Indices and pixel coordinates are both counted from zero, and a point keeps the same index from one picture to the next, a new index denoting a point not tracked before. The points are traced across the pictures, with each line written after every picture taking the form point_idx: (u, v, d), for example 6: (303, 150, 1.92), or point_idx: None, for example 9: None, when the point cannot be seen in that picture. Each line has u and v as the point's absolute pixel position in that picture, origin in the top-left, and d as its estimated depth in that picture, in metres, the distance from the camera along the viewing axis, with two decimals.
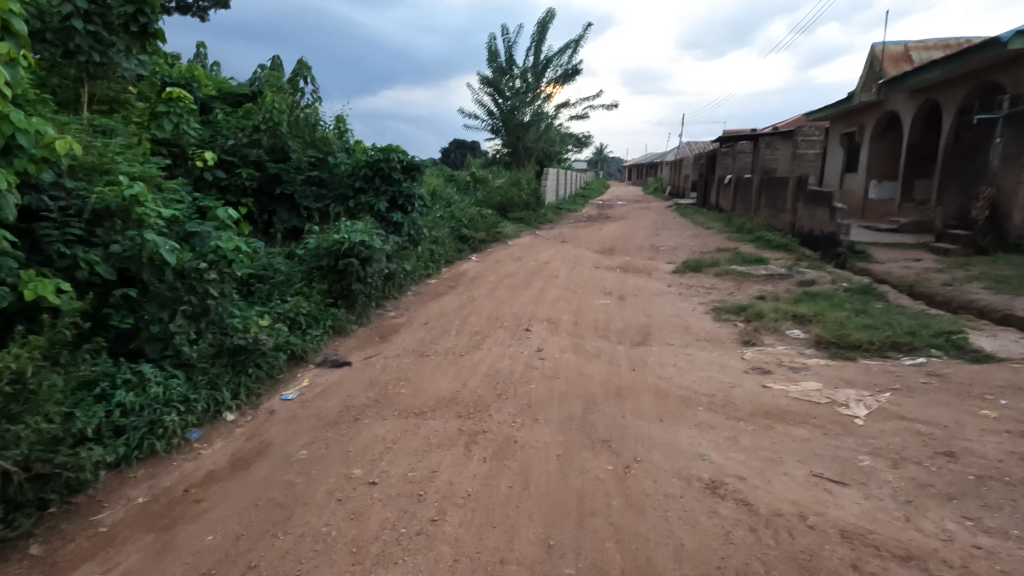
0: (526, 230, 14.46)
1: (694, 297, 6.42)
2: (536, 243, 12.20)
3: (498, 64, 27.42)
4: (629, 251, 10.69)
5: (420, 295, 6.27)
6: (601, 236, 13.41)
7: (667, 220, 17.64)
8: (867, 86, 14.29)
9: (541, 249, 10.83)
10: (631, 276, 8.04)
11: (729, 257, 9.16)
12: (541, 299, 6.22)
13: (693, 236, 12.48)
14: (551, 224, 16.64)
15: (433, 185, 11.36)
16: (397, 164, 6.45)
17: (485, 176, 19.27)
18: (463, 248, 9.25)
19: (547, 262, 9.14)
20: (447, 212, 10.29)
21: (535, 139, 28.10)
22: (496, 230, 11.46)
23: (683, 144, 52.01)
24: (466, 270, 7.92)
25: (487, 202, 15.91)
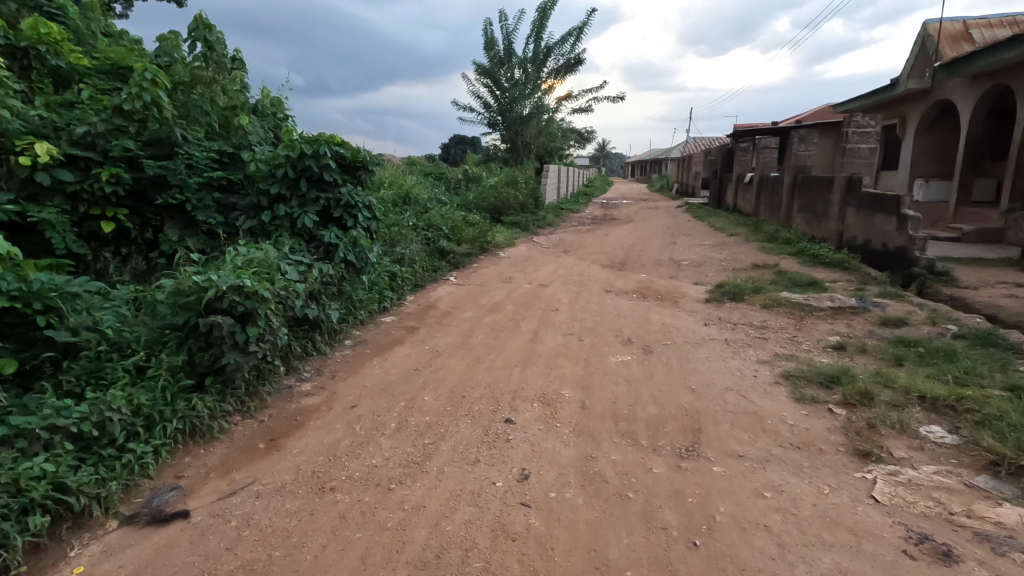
0: (523, 237, 12.64)
1: (746, 348, 4.60)
2: (533, 255, 10.40)
3: (496, 54, 25.59)
4: (644, 267, 8.86)
5: (363, 348, 4.46)
6: (608, 245, 11.58)
7: (681, 223, 15.78)
8: (917, 70, 12.39)
9: (538, 264, 9.00)
10: (652, 307, 6.22)
11: (772, 278, 7.34)
12: (534, 352, 4.42)
13: (717, 246, 10.64)
14: (552, 228, 14.81)
15: (410, 187, 9.54)
16: (331, 161, 4.58)
17: (479, 175, 17.46)
18: (438, 266, 7.41)
19: (545, 283, 7.31)
20: (423, 220, 8.44)
21: (535, 134, 26.24)
22: (484, 240, 9.61)
23: (690, 140, 50.10)
24: (438, 300, 6.10)
25: (479, 205, 14.09)
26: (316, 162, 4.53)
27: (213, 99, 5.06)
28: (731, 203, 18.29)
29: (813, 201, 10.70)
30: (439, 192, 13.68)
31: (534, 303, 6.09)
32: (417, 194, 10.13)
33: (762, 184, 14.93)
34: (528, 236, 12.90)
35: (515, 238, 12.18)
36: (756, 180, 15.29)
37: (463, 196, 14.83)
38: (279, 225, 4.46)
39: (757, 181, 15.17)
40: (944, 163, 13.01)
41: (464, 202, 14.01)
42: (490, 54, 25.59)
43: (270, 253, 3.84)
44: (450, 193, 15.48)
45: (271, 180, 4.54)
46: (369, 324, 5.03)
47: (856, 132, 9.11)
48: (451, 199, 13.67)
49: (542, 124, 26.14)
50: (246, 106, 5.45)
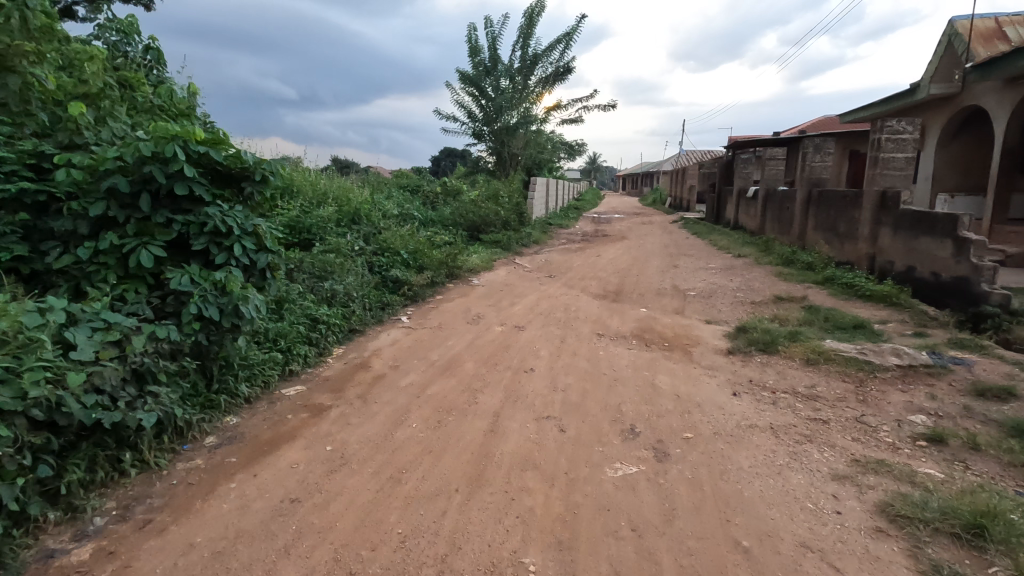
0: (504, 258, 11.20)
1: (803, 443, 3.13)
2: (514, 280, 8.94)
3: (481, 62, 24.39)
4: (644, 299, 7.44)
5: (228, 453, 2.92)
6: (600, 268, 10.15)
7: (679, 242, 14.40)
8: (942, 74, 11.15)
9: (517, 295, 7.52)
10: (659, 362, 4.74)
11: (804, 318, 5.90)
12: (488, 457, 2.92)
13: (726, 270, 9.25)
14: (538, 247, 13.39)
15: (365, 202, 8.08)
16: (186, 167, 3.08)
17: (460, 189, 16.04)
18: (387, 303, 5.91)
19: (521, 323, 5.83)
20: (376, 243, 6.96)
21: (523, 145, 24.93)
22: (454, 265, 8.12)
23: (681, 153, 49.27)
24: (374, 355, 4.57)
25: (456, 222, 12.65)
26: (165, 170, 3.06)
27: (39, 78, 3.56)
28: (732, 219, 16.98)
29: (835, 219, 9.33)
30: (410, 208, 12.23)
31: (501, 357, 4.59)
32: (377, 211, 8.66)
33: (768, 198, 13.62)
34: (510, 257, 11.45)
35: (494, 259, 10.73)
36: (761, 195, 13.98)
37: (439, 212, 13.39)
38: (103, 266, 2.94)
39: (764, 196, 13.83)
40: (969, 177, 11.75)
41: (439, 219, 12.56)
42: (475, 62, 24.36)
43: (40, 320, 2.33)
44: (427, 208, 14.03)
45: (91, 196, 3.02)
46: (258, 403, 3.50)
47: (890, 139, 7.73)
48: (424, 215, 12.22)
49: (530, 135, 24.86)
50: (103, 92, 3.95)
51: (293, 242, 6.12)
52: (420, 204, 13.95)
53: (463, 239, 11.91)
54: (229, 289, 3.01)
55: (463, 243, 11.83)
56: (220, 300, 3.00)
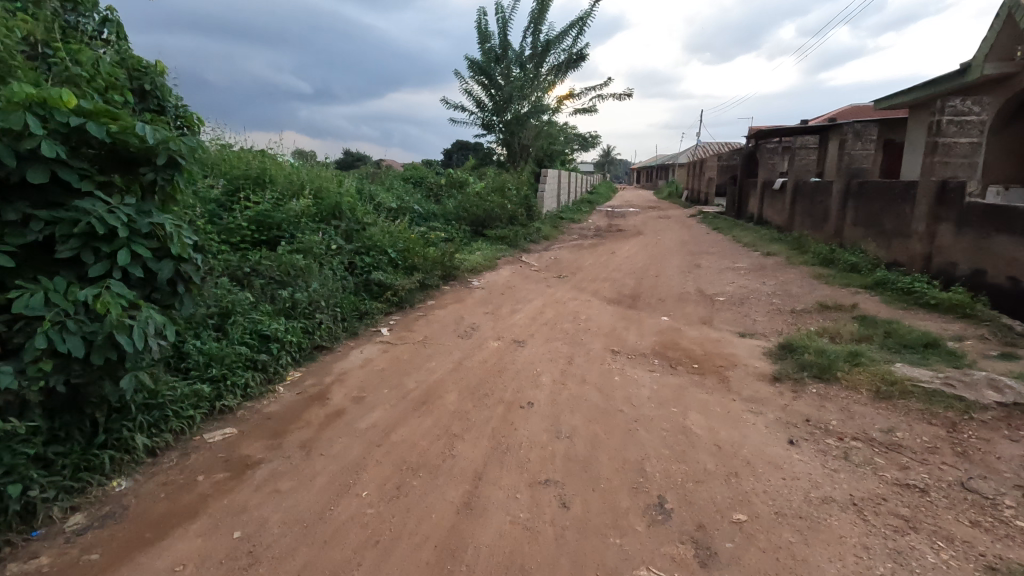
0: (509, 256, 10.33)
1: (903, 532, 2.23)
2: (518, 281, 8.07)
3: (491, 49, 23.44)
4: (665, 306, 6.52)
5: (93, 545, 2.07)
6: (615, 267, 9.23)
7: (700, 238, 13.42)
8: (998, 52, 10.06)
9: (520, 299, 6.65)
10: (689, 392, 3.84)
11: (859, 332, 4.97)
12: (457, 558, 2.05)
13: (756, 272, 8.27)
14: (547, 244, 12.50)
15: (352, 195, 7.25)
16: (47, 144, 2.20)
17: (466, 181, 15.18)
18: (364, 311, 5.08)
19: (522, 337, 4.95)
20: (359, 241, 6.13)
21: (534, 136, 23.96)
22: (449, 265, 7.26)
23: (697, 146, 47.90)
24: (337, 382, 3.72)
25: (459, 216, 11.80)
26: (19, 147, 2.18)
27: None
28: (756, 214, 15.91)
29: (880, 215, 8.33)
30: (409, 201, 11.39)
31: (493, 385, 3.72)
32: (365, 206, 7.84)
33: (798, 191, 12.58)
34: (517, 255, 10.58)
35: (499, 257, 9.87)
36: (790, 187, 12.91)
37: (441, 205, 12.53)
38: None
39: (793, 188, 12.77)
40: None
41: (440, 212, 11.69)
42: (484, 49, 23.40)
43: None
44: (429, 201, 13.19)
45: None
46: (165, 456, 2.68)
47: (953, 122, 6.79)
48: (422, 209, 11.29)
49: (541, 126, 23.88)
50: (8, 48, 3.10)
51: (259, 240, 5.28)
52: (422, 197, 13.13)
53: (465, 235, 11.05)
54: (101, 313, 2.16)
55: (465, 239, 10.96)
56: (88, 328, 2.14)
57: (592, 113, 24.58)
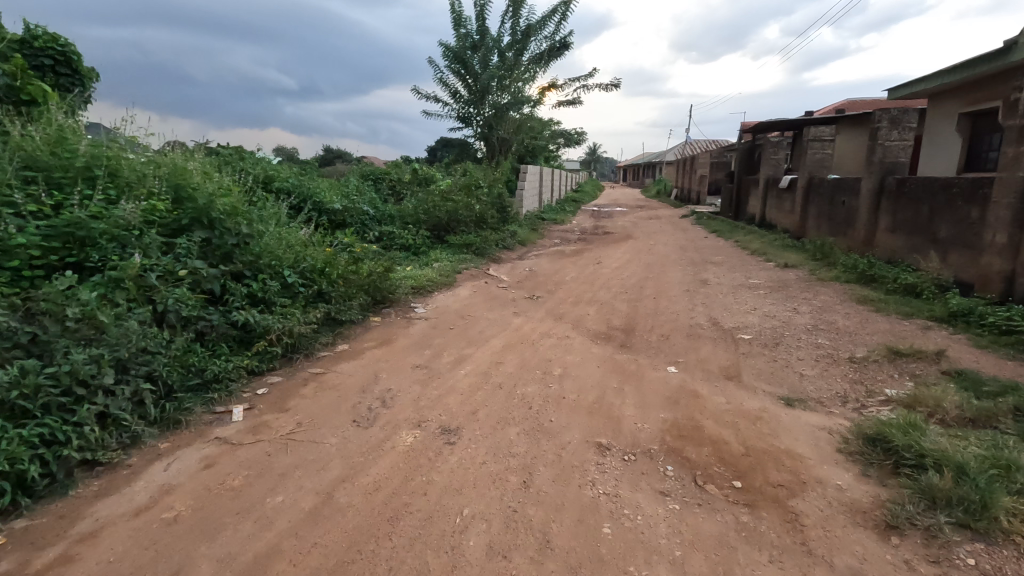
0: (474, 267, 8.52)
1: None
2: (478, 305, 6.26)
3: (467, 34, 21.60)
4: (672, 347, 4.77)
5: None
6: (601, 282, 7.50)
7: (699, 243, 11.77)
8: None
9: (473, 337, 4.85)
10: (741, 564, 2.07)
11: (973, 407, 3.27)
12: None
13: (781, 292, 6.56)
14: (523, 251, 10.74)
15: (242, 195, 5.42)
16: None
17: (433, 178, 13.35)
18: (213, 376, 3.31)
19: (458, 419, 3.16)
20: (238, 260, 4.36)
21: (514, 129, 22.16)
22: (377, 287, 5.46)
23: (685, 143, 46.54)
24: (58, 568, 1.90)
25: (418, 219, 9.99)
26: None
27: None
28: (760, 214, 14.30)
29: (932, 221, 6.70)
30: (356, 201, 9.98)
31: (368, 568, 1.93)
32: (269, 211, 6.00)
33: (812, 190, 10.93)
34: (484, 266, 8.76)
35: (460, 270, 8.07)
36: (802, 186, 11.27)
37: (399, 205, 10.89)
38: None
39: (804, 187, 11.15)
40: None
41: (392, 213, 10.20)
42: (460, 35, 21.52)
43: None
44: (386, 200, 11.50)
45: None
46: None
47: None
48: (375, 210, 10.10)
49: (522, 119, 22.09)
50: None
51: (57, 265, 3.44)
52: (379, 195, 11.56)
53: (417, 239, 9.40)
54: None
55: (418, 244, 9.36)
56: None
57: (577, 105, 22.83)
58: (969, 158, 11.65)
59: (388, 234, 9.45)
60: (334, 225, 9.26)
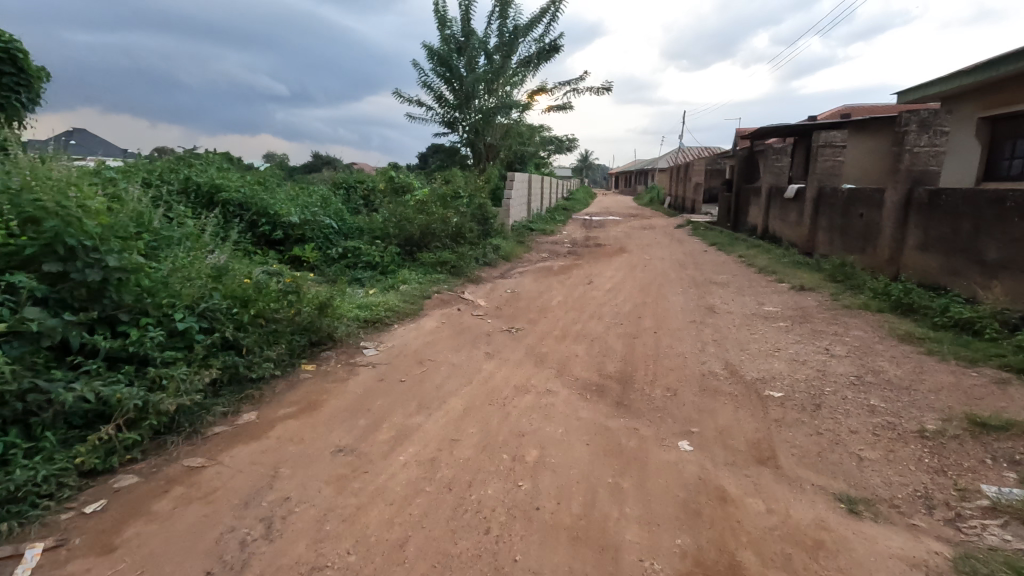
0: (448, 289, 7.46)
1: None
2: (443, 343, 5.18)
3: (451, 35, 20.64)
4: (681, 409, 3.73)
5: None
6: (592, 310, 6.46)
7: (699, 259, 10.78)
8: None
9: (427, 396, 3.78)
10: None
11: None
12: None
13: (804, 324, 5.55)
14: (505, 268, 9.69)
15: (136, 215, 4.32)
16: None
17: (410, 187, 12.31)
18: (10, 492, 2.20)
19: (374, 562, 2.10)
20: (102, 305, 3.26)
21: (501, 135, 21.17)
22: (313, 326, 4.36)
23: (678, 150, 45.88)
24: None
25: (386, 233, 8.93)
26: None
27: None
28: (763, 226, 13.38)
29: (981, 241, 5.73)
30: (318, 213, 9.20)
31: None
32: (185, 231, 4.88)
33: (823, 202, 9.98)
34: (459, 288, 7.70)
35: (431, 294, 7.04)
36: (811, 197, 10.33)
37: (369, 214, 10.02)
38: None
39: (815, 198, 10.21)
40: None
41: (358, 226, 9.43)
42: (445, 36, 20.57)
43: None
44: (356, 210, 10.63)
45: None
46: None
47: None
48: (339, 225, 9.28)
49: (510, 124, 21.13)
50: None
51: None
52: (348, 205, 10.73)
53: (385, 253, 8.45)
54: None
55: (385, 259, 8.43)
56: None
57: (567, 110, 21.91)
58: (989, 168, 10.72)
59: (353, 250, 8.63)
60: (293, 242, 8.51)
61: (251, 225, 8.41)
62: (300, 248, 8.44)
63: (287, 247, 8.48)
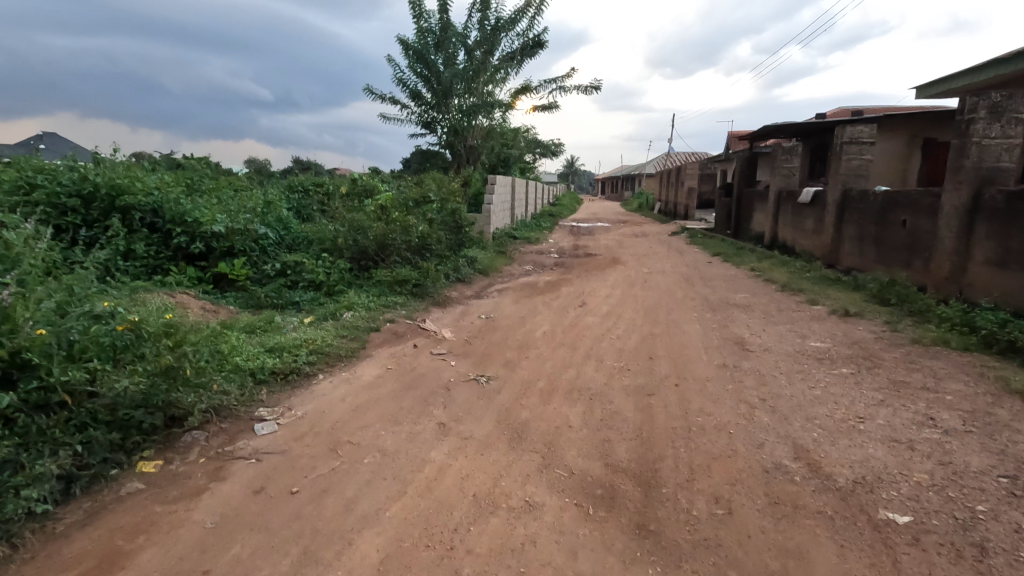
0: (405, 317, 5.93)
1: None
2: (380, 406, 3.65)
3: (428, 28, 19.15)
4: (748, 548, 2.24)
5: None
6: (587, 347, 4.97)
7: (705, 272, 9.37)
8: None
9: (323, 532, 2.26)
10: None
11: None
12: None
13: (874, 370, 4.12)
14: (481, 286, 8.20)
15: None
16: None
17: (375, 190, 10.79)
18: None
19: None
20: None
21: (482, 136, 19.69)
22: (165, 401, 2.79)
23: (666, 154, 44.89)
24: None
25: (336, 248, 7.43)
26: None
27: None
28: (772, 234, 12.06)
29: None
30: (252, 220, 7.64)
31: None
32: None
33: (849, 207, 8.63)
34: (421, 314, 6.17)
35: (380, 322, 5.54)
36: (834, 202, 8.98)
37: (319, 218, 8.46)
38: None
39: (838, 203, 8.87)
40: None
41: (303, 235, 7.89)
42: (421, 28, 19.09)
43: None
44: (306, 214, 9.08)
45: None
46: None
47: None
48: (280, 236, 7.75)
49: (492, 123, 19.69)
50: None
51: None
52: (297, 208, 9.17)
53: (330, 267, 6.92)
54: None
55: (331, 276, 6.92)
56: None
57: (552, 110, 20.56)
58: None
59: (293, 266, 7.11)
60: (218, 255, 6.98)
61: (166, 235, 6.84)
62: (226, 263, 6.91)
63: (210, 261, 6.95)
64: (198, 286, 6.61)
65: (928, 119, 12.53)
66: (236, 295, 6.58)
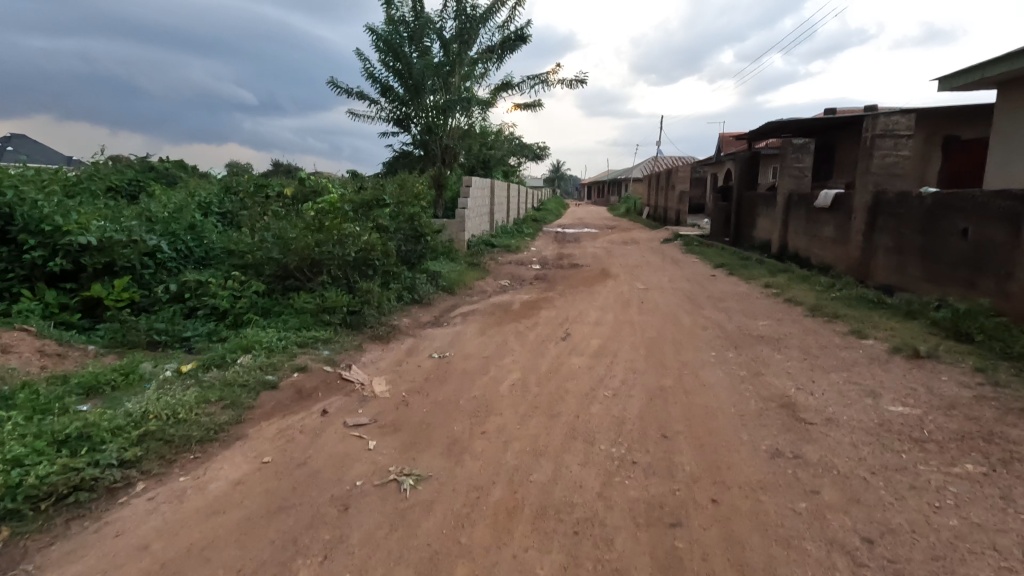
0: (323, 362, 4.36)
1: None
2: (209, 562, 2.10)
3: (400, 19, 17.57)
4: None
5: None
6: (570, 416, 3.45)
7: (711, 290, 7.92)
8: None
9: None
10: None
11: None
12: None
13: (1013, 466, 2.66)
14: (442, 311, 6.67)
15: None
16: None
17: (324, 193, 9.20)
18: None
19: None
20: None
21: (459, 136, 18.09)
22: None
23: (654, 159, 43.78)
24: None
25: (254, 264, 5.83)
26: None
27: None
28: (780, 243, 10.68)
29: None
30: (148, 228, 6.02)
31: None
32: None
33: (883, 212, 7.23)
34: (348, 357, 4.60)
35: (282, 374, 3.97)
36: (863, 207, 7.60)
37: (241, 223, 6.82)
38: None
39: (869, 207, 7.47)
40: None
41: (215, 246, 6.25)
42: (392, 18, 17.50)
43: None
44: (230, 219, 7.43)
45: None
46: None
47: None
48: (186, 249, 6.14)
49: (470, 122, 18.15)
50: None
51: None
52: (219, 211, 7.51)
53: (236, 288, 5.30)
54: None
55: (238, 300, 5.31)
56: None
57: (536, 108, 19.09)
58: None
59: (193, 287, 5.50)
60: (92, 275, 5.36)
61: (20, 249, 5.22)
62: (102, 285, 5.30)
63: (81, 283, 5.34)
64: (57, 316, 5.01)
65: (948, 115, 11.28)
66: (108, 328, 4.98)
